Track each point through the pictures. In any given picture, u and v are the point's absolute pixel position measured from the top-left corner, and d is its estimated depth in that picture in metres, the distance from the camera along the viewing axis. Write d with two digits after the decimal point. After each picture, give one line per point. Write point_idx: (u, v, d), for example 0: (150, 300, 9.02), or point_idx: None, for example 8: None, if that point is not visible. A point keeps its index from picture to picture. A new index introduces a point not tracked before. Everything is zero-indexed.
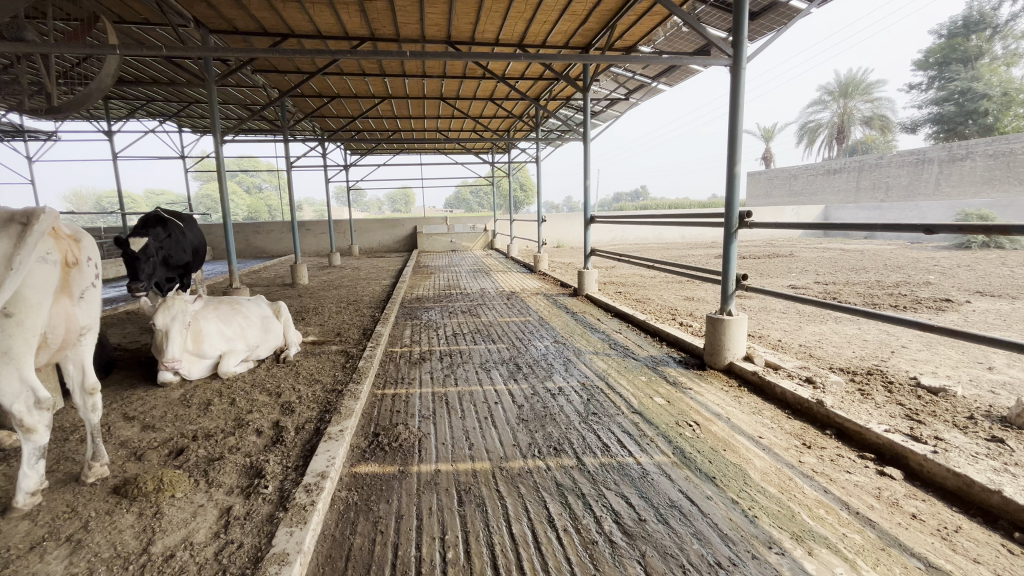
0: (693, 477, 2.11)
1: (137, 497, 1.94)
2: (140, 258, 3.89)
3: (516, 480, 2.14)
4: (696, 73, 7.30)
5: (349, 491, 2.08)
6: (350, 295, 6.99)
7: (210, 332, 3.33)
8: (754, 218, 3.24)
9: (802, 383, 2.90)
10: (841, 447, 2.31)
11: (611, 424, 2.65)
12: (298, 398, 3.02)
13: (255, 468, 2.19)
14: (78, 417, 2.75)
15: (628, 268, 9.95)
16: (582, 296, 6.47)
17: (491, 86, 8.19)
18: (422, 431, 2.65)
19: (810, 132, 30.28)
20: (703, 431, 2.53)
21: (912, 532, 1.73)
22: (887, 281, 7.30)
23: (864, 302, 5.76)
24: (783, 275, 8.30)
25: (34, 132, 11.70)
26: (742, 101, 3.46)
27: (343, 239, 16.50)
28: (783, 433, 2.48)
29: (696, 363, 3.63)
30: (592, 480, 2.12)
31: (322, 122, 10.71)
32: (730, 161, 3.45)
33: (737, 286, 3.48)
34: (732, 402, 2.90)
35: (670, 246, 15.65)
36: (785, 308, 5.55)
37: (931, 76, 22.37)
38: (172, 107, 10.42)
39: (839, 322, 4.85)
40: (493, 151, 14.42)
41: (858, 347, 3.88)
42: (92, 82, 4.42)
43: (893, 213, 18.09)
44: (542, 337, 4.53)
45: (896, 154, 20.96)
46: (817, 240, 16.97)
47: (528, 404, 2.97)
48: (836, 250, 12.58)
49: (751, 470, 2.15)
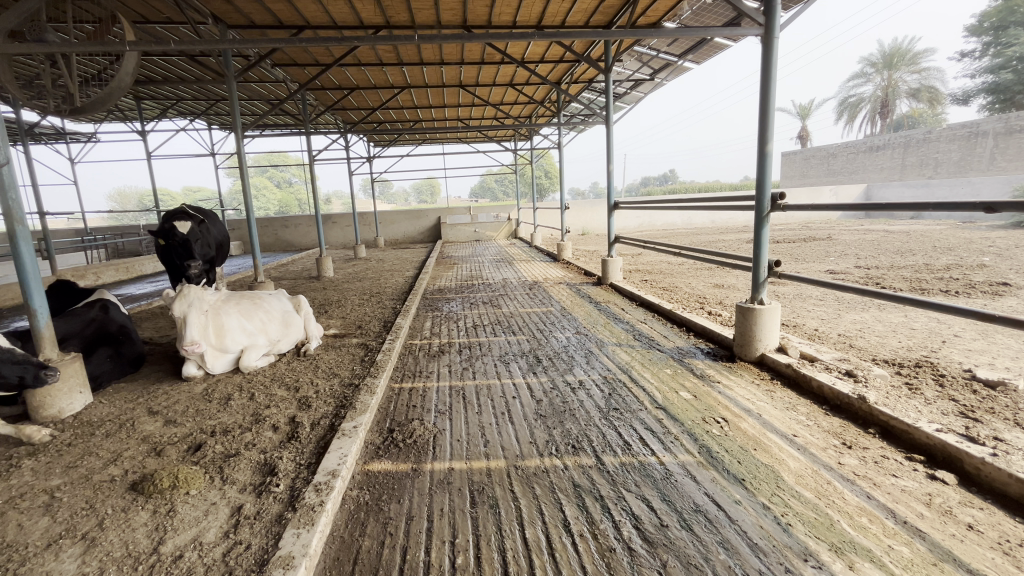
0: (721, 479, 1.97)
1: (152, 494, 1.95)
2: (190, 241, 4.06)
3: (531, 480, 2.05)
4: (725, 49, 6.93)
5: (360, 489, 2.04)
6: (373, 287, 7.03)
7: (231, 327, 3.36)
8: (787, 199, 3.01)
9: (841, 376, 2.69)
10: (886, 448, 2.12)
11: (633, 421, 2.52)
12: (315, 393, 3.01)
13: (269, 465, 2.18)
14: (102, 412, 2.81)
15: (655, 255, 9.67)
16: (606, 285, 6.30)
17: (510, 72, 7.99)
18: (438, 427, 2.59)
19: (850, 107, 28.75)
20: (731, 429, 2.38)
21: (970, 545, 1.55)
22: (936, 264, 6.83)
23: (911, 287, 5.39)
24: (820, 259, 7.91)
25: (75, 134, 12.19)
26: (775, 73, 3.22)
27: (369, 231, 16.68)
28: (820, 432, 2.30)
29: (725, 354, 3.45)
30: (611, 481, 2.02)
31: (344, 115, 10.76)
32: (761, 140, 3.22)
33: (768, 273, 3.27)
34: (763, 397, 2.72)
35: (700, 230, 15.19)
36: (823, 295, 5.24)
37: (985, 42, 20.73)
38: (201, 104, 10.68)
39: (883, 309, 4.53)
40: (516, 138, 14.22)
41: (904, 337, 3.60)
42: (112, 82, 4.50)
43: (942, 191, 17.01)
44: (564, 328, 4.43)
45: (946, 128, 19.70)
46: (858, 221, 16.14)
47: (547, 399, 2.88)
48: (879, 232, 11.92)
49: (785, 472, 2.00)
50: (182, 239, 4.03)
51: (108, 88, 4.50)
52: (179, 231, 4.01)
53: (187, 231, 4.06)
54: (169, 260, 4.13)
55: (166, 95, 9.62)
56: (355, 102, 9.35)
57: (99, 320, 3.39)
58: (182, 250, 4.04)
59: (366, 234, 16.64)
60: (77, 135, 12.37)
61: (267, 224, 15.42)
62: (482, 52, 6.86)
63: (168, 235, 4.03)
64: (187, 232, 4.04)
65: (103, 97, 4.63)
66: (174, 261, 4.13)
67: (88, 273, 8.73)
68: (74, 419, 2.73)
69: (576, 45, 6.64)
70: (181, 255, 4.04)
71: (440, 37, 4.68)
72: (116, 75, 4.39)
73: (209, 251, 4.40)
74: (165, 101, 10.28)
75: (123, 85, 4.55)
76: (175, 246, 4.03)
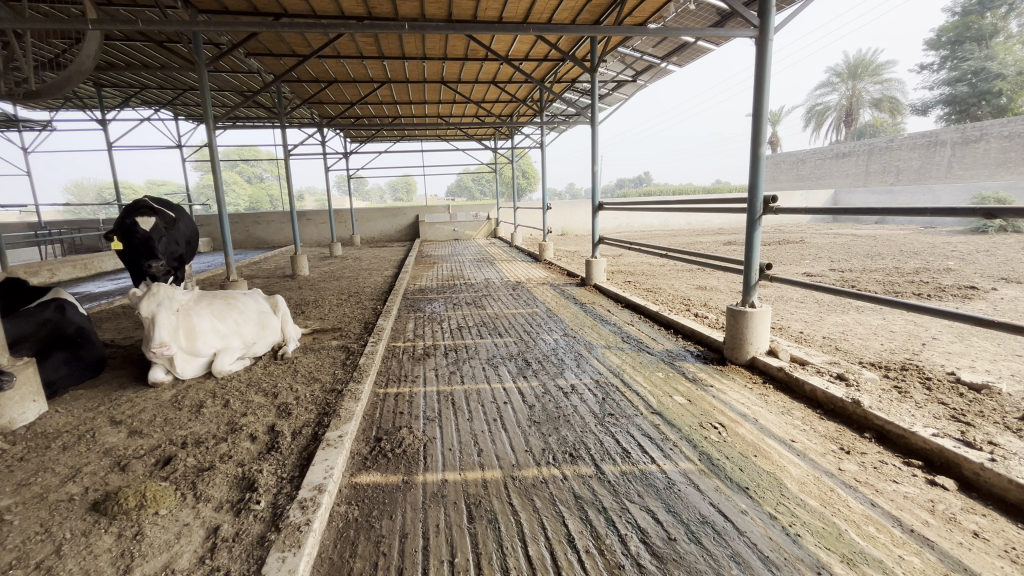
0: (725, 488, 1.92)
1: (117, 515, 1.78)
2: (152, 239, 3.77)
3: (529, 492, 1.97)
4: (707, 52, 7.00)
5: (348, 505, 1.91)
6: (351, 287, 6.82)
7: (203, 328, 3.15)
8: (779, 202, 3.01)
9: (833, 380, 2.70)
10: (884, 453, 2.12)
11: (630, 427, 2.47)
12: (295, 399, 2.85)
13: (247, 480, 2.03)
14: (59, 423, 2.58)
15: (636, 256, 9.72)
16: (590, 286, 6.27)
17: (494, 69, 7.89)
18: (428, 435, 2.48)
19: (818, 115, 29.74)
20: (729, 434, 2.34)
21: (978, 554, 1.54)
22: (906, 267, 7.06)
23: (886, 290, 5.53)
24: (796, 262, 8.09)
25: (27, 121, 11.46)
26: (769, 76, 3.23)
27: (345, 229, 16.29)
28: (817, 436, 2.29)
29: (715, 357, 3.43)
30: (613, 492, 1.95)
31: (320, 108, 10.44)
32: (755, 143, 3.21)
33: (760, 276, 3.26)
34: (757, 401, 2.70)
35: (676, 232, 15.41)
36: (803, 298, 5.34)
37: (943, 56, 21.69)
38: (167, 94, 10.19)
39: (863, 312, 4.63)
40: (495, 137, 14.11)
41: (886, 339, 3.67)
42: (71, 64, 4.18)
43: (904, 197, 17.73)
44: (551, 329, 4.36)
45: (908, 137, 20.58)
46: (826, 225, 16.67)
47: (539, 404, 2.80)
48: (848, 236, 12.31)
49: (788, 479, 1.97)
50: (144, 236, 3.73)
51: (67, 71, 4.18)
52: (141, 229, 3.72)
53: (150, 228, 3.77)
54: (130, 258, 3.84)
55: (130, 83, 9.14)
56: (332, 95, 9.07)
57: (54, 321, 3.14)
58: (143, 249, 3.75)
59: (342, 231, 16.25)
60: (30, 123, 11.66)
61: (237, 220, 14.87)
62: (466, 48, 6.73)
63: (129, 231, 3.73)
64: (149, 229, 3.74)
65: (62, 81, 4.30)
66: (135, 259, 3.83)
67: (41, 270, 8.20)
68: (27, 431, 2.49)
69: (562, 44, 6.59)
70: (142, 254, 3.76)
71: (426, 28, 4.53)
72: (78, 58, 4.09)
73: (177, 250, 4.11)
74: (127, 89, 9.76)
75: (84, 68, 4.24)
76: (136, 244, 3.74)
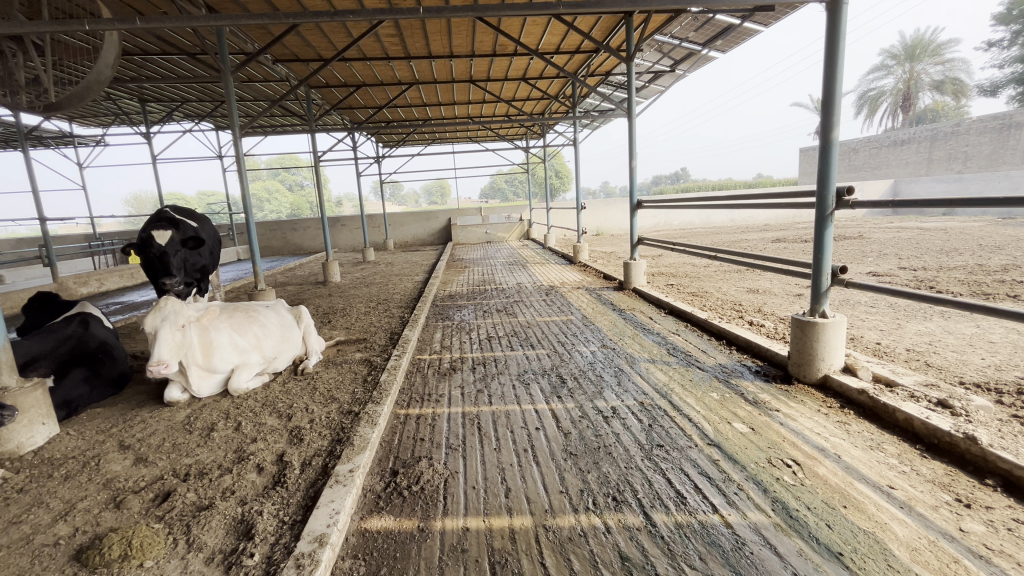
0: (811, 554, 1.54)
1: (98, 568, 1.58)
2: (168, 253, 3.64)
3: (564, 549, 1.65)
4: (753, 35, 6.48)
5: (354, 558, 1.65)
6: (381, 293, 6.67)
7: (220, 343, 3.00)
8: (856, 193, 2.56)
9: (934, 408, 2.23)
10: (1017, 509, 1.68)
11: (684, 462, 2.10)
12: (310, 423, 2.63)
13: (246, 524, 1.80)
14: (69, 448, 2.45)
15: (677, 258, 9.18)
16: (629, 290, 5.86)
17: (523, 64, 7.60)
18: (449, 468, 2.19)
19: (871, 100, 27.87)
20: (807, 475, 1.94)
21: None
22: (990, 265, 6.27)
23: (973, 291, 4.87)
24: (859, 260, 7.38)
25: (81, 137, 12.07)
26: (843, 45, 2.77)
27: (378, 233, 16.38)
28: (922, 482, 1.85)
29: (778, 374, 2.99)
30: (668, 553, 1.60)
31: (350, 113, 10.50)
32: (824, 128, 2.78)
33: (832, 281, 2.80)
34: (837, 431, 2.27)
35: (719, 230, 14.67)
36: (874, 302, 4.75)
37: (1014, 31, 19.71)
38: (206, 105, 10.52)
39: (948, 319, 4.04)
40: (526, 136, 13.82)
41: (987, 352, 3.12)
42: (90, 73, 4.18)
43: (975, 185, 16.21)
44: (588, 341, 3.99)
45: (976, 120, 18.96)
46: (887, 219, 15.45)
47: (577, 432, 2.45)
48: (914, 230, 11.32)
49: (893, 543, 1.56)
50: (160, 251, 3.61)
51: (86, 81, 4.18)
52: (156, 242, 3.60)
53: (166, 242, 3.63)
54: (150, 271, 3.76)
55: (170, 97, 9.42)
56: (361, 99, 9.06)
57: (77, 336, 3.07)
58: (160, 264, 3.64)
59: (376, 236, 16.35)
60: (85, 139, 12.31)
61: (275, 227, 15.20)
62: (494, 43, 6.47)
63: (145, 246, 3.63)
64: (165, 243, 3.62)
65: (81, 91, 4.30)
66: (154, 273, 3.74)
67: (91, 280, 8.49)
68: (34, 456, 2.37)
69: (595, 33, 6.23)
70: (158, 269, 3.65)
71: (445, 13, 4.26)
72: (96, 67, 4.09)
73: (197, 262, 3.98)
74: (170, 103, 10.12)
75: (103, 78, 4.25)
76: (153, 258, 3.64)
